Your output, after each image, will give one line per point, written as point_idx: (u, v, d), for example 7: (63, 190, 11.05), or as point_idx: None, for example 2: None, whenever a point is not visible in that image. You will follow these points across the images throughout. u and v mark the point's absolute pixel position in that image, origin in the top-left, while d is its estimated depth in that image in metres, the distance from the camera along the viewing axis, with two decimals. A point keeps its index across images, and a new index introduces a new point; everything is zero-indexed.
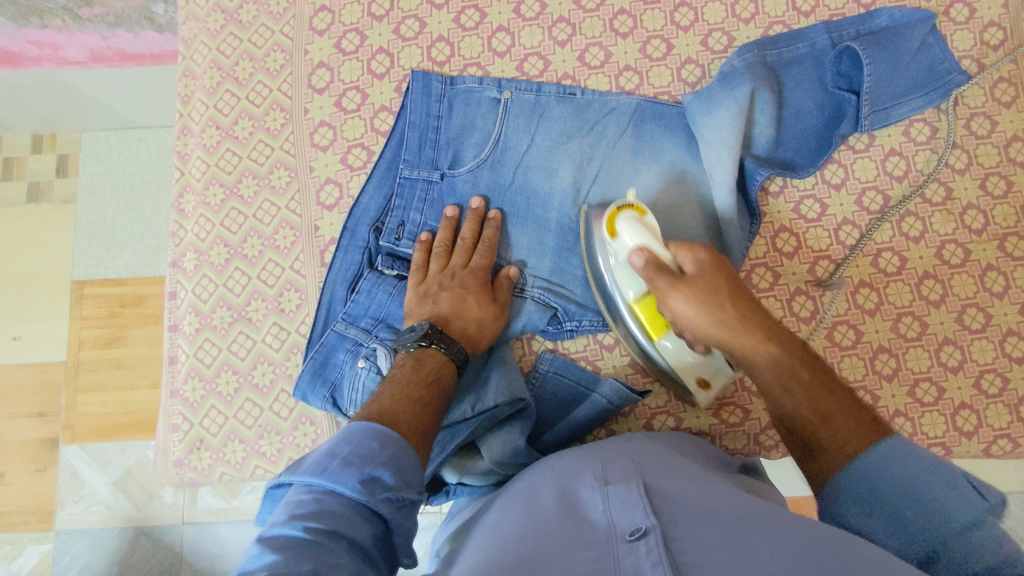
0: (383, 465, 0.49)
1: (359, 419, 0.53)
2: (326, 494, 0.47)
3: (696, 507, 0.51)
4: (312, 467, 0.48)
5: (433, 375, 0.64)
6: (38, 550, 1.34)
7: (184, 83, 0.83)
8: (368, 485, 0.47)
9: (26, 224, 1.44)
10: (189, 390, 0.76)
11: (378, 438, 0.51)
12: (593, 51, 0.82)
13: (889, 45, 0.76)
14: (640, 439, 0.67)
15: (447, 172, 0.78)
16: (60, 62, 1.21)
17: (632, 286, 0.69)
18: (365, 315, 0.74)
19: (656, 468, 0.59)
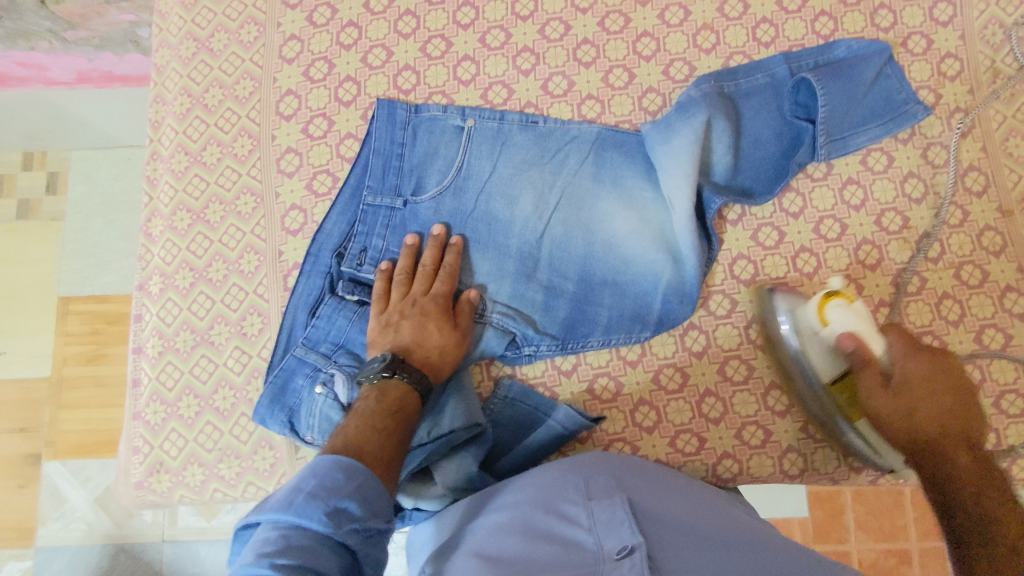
0: (349, 495, 0.50)
1: (325, 453, 0.53)
2: (295, 530, 0.47)
3: (671, 525, 0.58)
4: (277, 504, 0.49)
5: (396, 406, 0.64)
6: (16, 567, 1.33)
7: (156, 109, 0.85)
8: (335, 517, 0.48)
9: (14, 242, 1.45)
10: (151, 413, 0.77)
11: (343, 470, 0.52)
12: (556, 80, 0.83)
13: (844, 77, 0.77)
14: (614, 453, 0.70)
15: (410, 198, 0.79)
16: (47, 82, 1.23)
17: (830, 368, 0.71)
18: (325, 340, 0.75)
19: (631, 482, 0.64)
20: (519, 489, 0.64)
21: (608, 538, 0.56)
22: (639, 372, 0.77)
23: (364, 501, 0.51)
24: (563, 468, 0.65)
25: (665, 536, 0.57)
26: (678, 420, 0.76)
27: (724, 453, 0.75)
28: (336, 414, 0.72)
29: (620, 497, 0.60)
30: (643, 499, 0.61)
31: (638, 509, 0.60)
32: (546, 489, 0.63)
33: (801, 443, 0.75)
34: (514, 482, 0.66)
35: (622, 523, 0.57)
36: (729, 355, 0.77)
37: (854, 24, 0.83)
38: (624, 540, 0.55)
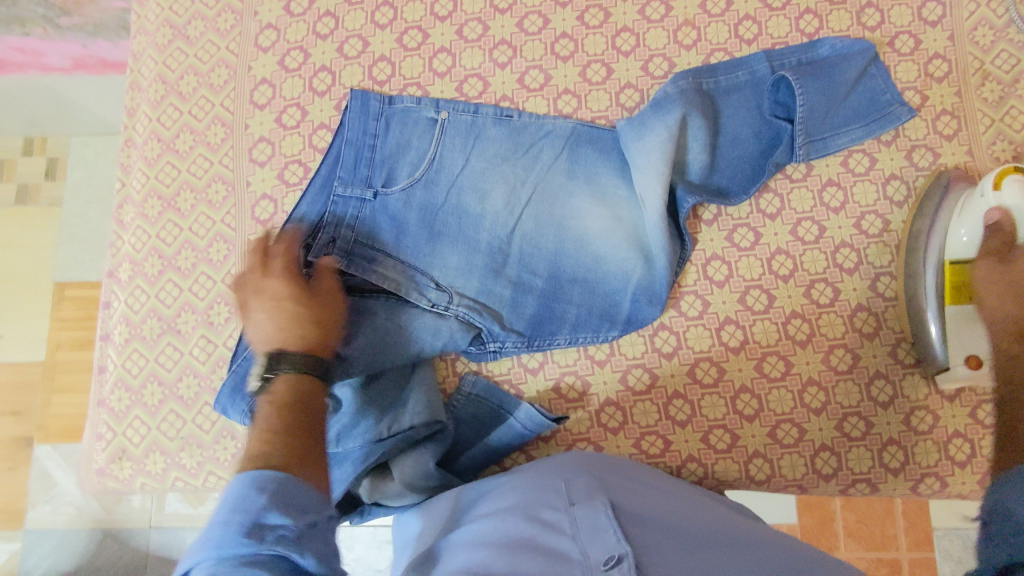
0: (267, 506, 0.46)
1: (244, 470, 0.50)
2: (221, 566, 0.44)
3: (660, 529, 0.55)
4: (198, 549, 0.45)
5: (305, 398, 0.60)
6: (6, 548, 1.34)
7: (132, 95, 0.85)
8: (257, 534, 0.45)
9: (12, 226, 1.46)
10: (115, 399, 0.77)
11: (256, 483, 0.48)
12: (532, 74, 0.82)
13: (823, 76, 0.76)
14: (600, 458, 0.68)
15: (381, 190, 0.77)
16: (42, 69, 1.20)
17: (968, 236, 0.71)
18: None
19: (618, 488, 0.61)
20: (501, 497, 0.62)
21: (592, 545, 0.52)
22: (607, 371, 0.76)
23: (286, 501, 0.48)
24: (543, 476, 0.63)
25: (660, 544, 0.53)
26: (644, 421, 0.75)
27: (689, 456, 0.74)
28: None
29: (603, 502, 0.57)
30: (629, 505, 0.58)
31: (625, 514, 0.56)
32: (527, 496, 0.60)
33: (767, 449, 0.74)
34: (499, 492, 0.64)
35: (607, 530, 0.53)
36: (699, 357, 0.76)
37: (839, 23, 0.81)
38: (609, 547, 0.51)
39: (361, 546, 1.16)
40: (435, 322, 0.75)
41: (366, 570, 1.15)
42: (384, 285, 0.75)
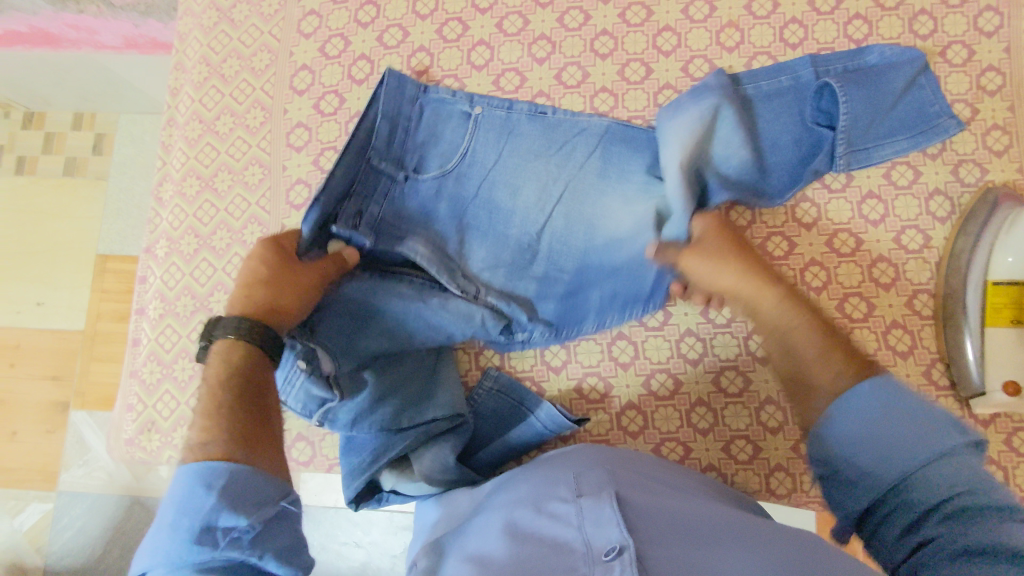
0: (219, 506, 0.48)
1: (189, 460, 0.51)
2: (176, 572, 0.46)
3: (669, 518, 0.54)
4: (153, 551, 0.47)
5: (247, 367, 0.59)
6: (40, 508, 1.39)
7: (176, 76, 0.87)
8: (209, 539, 0.47)
9: (60, 197, 1.50)
10: (147, 372, 0.79)
11: (203, 479, 0.49)
12: (570, 70, 0.82)
13: (868, 84, 0.74)
14: (621, 452, 0.67)
15: (413, 174, 0.77)
16: (96, 46, 1.23)
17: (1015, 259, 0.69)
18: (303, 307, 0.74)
19: (631, 481, 0.60)
20: (514, 489, 0.63)
21: (595, 536, 0.52)
22: (631, 374, 0.76)
23: (239, 498, 0.48)
24: (555, 469, 0.63)
25: (669, 536, 0.52)
26: (664, 427, 0.74)
27: (709, 465, 0.73)
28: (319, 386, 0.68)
29: (609, 493, 0.56)
30: (640, 497, 0.57)
31: (632, 506, 0.56)
32: (538, 488, 0.61)
33: (790, 463, 0.72)
34: (515, 483, 0.65)
35: (610, 521, 0.53)
36: (725, 365, 0.74)
37: (890, 30, 0.79)
38: (610, 539, 0.51)
39: (377, 531, 1.18)
40: (466, 308, 0.75)
41: (381, 554, 1.17)
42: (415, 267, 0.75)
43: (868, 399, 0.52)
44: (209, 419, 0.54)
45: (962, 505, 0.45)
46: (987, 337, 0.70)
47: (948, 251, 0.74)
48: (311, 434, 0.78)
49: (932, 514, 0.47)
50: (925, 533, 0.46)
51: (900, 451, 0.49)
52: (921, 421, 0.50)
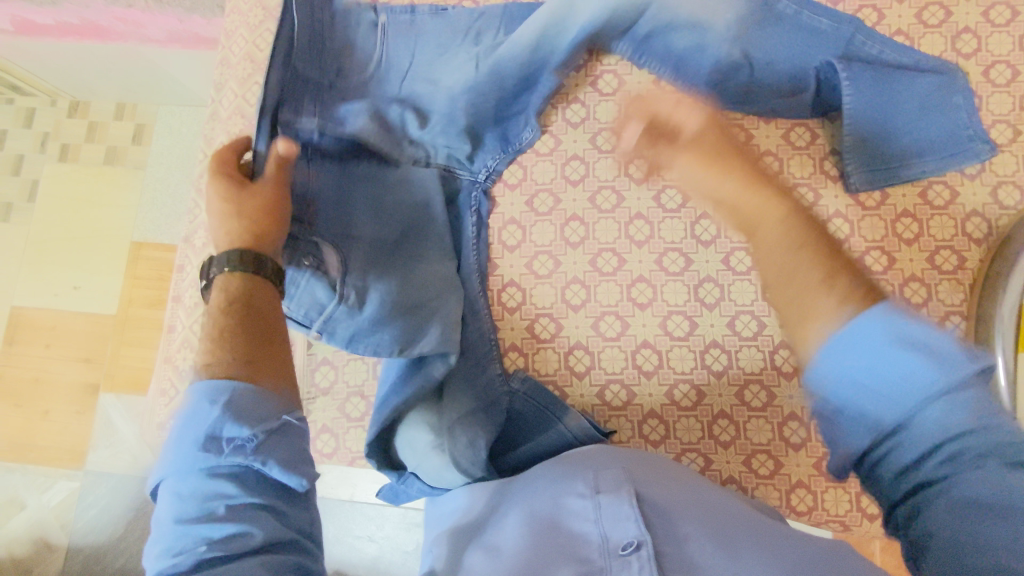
0: (221, 416, 0.49)
1: (197, 379, 0.53)
2: (187, 480, 0.48)
3: (688, 514, 0.55)
4: (165, 464, 0.50)
5: (250, 299, 0.57)
6: (67, 486, 1.42)
7: (220, 72, 0.90)
8: (214, 446, 0.49)
9: (101, 185, 1.55)
10: (181, 358, 0.82)
11: (213, 393, 0.51)
12: (607, 78, 0.83)
13: (885, 87, 0.74)
14: (643, 452, 0.67)
15: (341, 83, 0.77)
16: (143, 39, 1.26)
17: None
18: None
19: (649, 477, 0.60)
20: (533, 484, 0.63)
21: (613, 531, 0.53)
22: (654, 383, 0.75)
23: (241, 409, 0.50)
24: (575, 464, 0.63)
25: (689, 534, 0.52)
26: (686, 438, 0.74)
27: (729, 478, 0.73)
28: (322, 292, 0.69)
29: (627, 490, 0.56)
30: (659, 493, 0.57)
31: (650, 503, 0.56)
32: (557, 480, 0.61)
33: (811, 480, 0.72)
34: (537, 472, 0.66)
35: (628, 518, 0.53)
36: (750, 378, 0.74)
37: (931, 48, 0.78)
38: (628, 536, 0.52)
39: (390, 526, 1.19)
40: (421, 176, 0.81)
41: (394, 549, 1.19)
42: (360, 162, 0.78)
43: (872, 328, 0.47)
44: (213, 347, 0.54)
45: (967, 447, 0.45)
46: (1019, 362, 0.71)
47: (983, 280, 0.73)
48: (336, 427, 0.78)
49: (933, 451, 0.46)
50: (926, 475, 0.46)
51: (901, 393, 0.47)
52: (930, 348, 0.46)
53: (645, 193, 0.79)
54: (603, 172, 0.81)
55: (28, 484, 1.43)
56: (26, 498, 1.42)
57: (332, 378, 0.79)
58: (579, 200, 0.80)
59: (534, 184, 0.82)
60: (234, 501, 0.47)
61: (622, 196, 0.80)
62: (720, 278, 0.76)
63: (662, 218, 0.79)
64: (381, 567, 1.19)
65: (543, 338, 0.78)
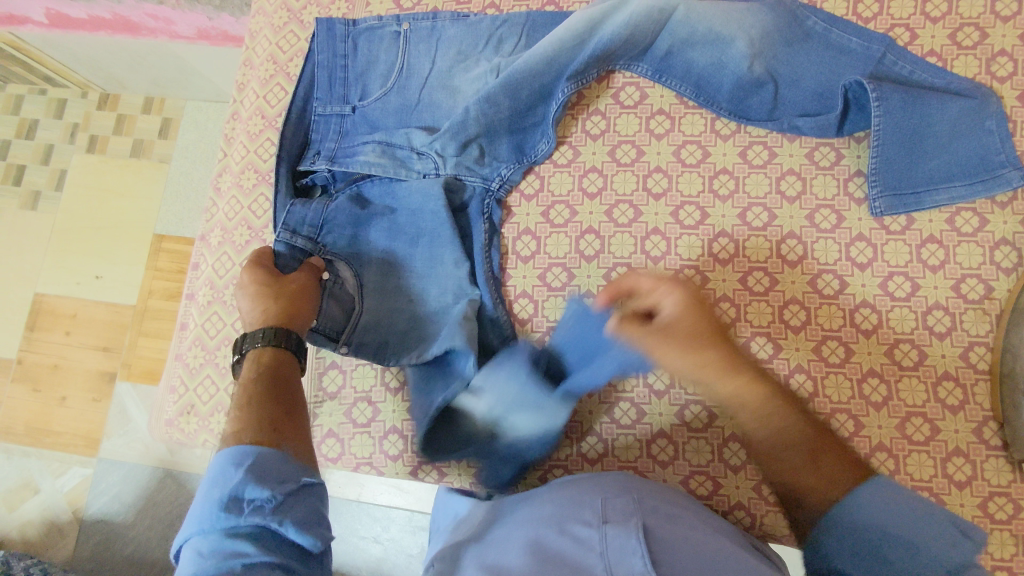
0: (244, 479, 0.51)
1: (224, 447, 0.55)
2: (206, 540, 0.49)
3: (693, 558, 0.54)
4: (188, 525, 0.50)
5: (274, 368, 0.64)
6: (80, 472, 1.44)
7: (244, 72, 0.91)
8: (235, 507, 0.49)
9: (125, 177, 1.57)
10: (191, 356, 0.82)
11: (239, 458, 0.53)
12: (628, 91, 0.82)
13: (916, 110, 0.72)
14: (650, 485, 0.66)
15: (358, 104, 0.82)
16: (171, 35, 1.27)
17: None
18: (305, 223, 0.78)
19: (656, 510, 0.60)
20: (537, 507, 0.63)
21: (618, 566, 0.53)
22: (664, 403, 0.74)
23: (263, 474, 0.52)
24: (582, 491, 0.62)
25: None
26: (695, 460, 0.72)
27: (737, 503, 0.71)
28: (343, 304, 0.77)
29: (635, 523, 0.56)
30: (664, 530, 0.57)
31: (656, 539, 0.56)
32: (563, 507, 0.60)
33: None
34: (538, 499, 0.64)
35: (634, 553, 0.53)
36: None
37: (965, 69, 0.76)
38: (633, 572, 0.51)
39: (396, 528, 1.18)
40: (422, 186, 0.80)
41: (398, 552, 1.18)
42: (372, 169, 0.80)
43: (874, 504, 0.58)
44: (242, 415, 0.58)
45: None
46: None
47: (1011, 310, 0.70)
48: (342, 431, 0.78)
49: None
50: None
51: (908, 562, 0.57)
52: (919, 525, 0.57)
53: (663, 208, 0.78)
54: (621, 185, 0.79)
55: (43, 469, 1.45)
56: (39, 482, 1.44)
57: (340, 383, 0.79)
58: (595, 213, 0.79)
59: (551, 194, 0.81)
60: (250, 560, 0.47)
61: (638, 211, 0.78)
62: (736, 297, 0.75)
63: (679, 234, 0.77)
64: (384, 569, 1.18)
65: None
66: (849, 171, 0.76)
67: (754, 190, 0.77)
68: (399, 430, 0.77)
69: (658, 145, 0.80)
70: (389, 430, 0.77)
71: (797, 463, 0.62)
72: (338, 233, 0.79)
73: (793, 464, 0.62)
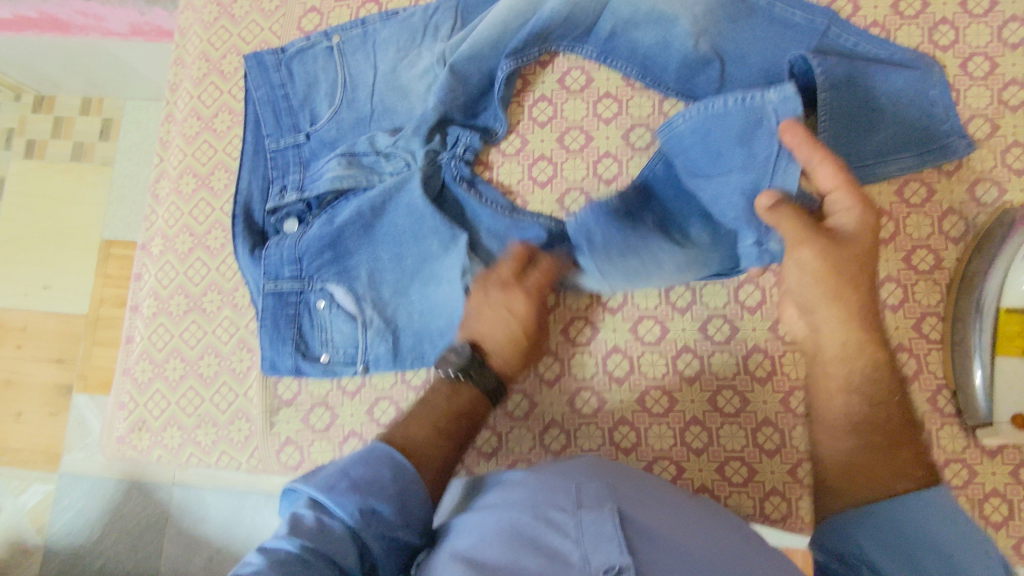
0: (383, 492, 0.54)
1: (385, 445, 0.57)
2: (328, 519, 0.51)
3: (668, 545, 0.53)
4: (323, 482, 0.53)
5: (464, 407, 0.66)
6: (42, 488, 1.39)
7: (176, 71, 0.87)
8: (366, 519, 0.52)
9: (68, 182, 1.50)
10: (139, 371, 0.79)
11: (393, 468, 0.55)
12: (574, 75, 0.80)
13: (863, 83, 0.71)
14: (623, 466, 0.65)
15: (311, 131, 0.79)
16: (103, 33, 1.21)
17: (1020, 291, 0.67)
18: (283, 265, 0.75)
19: (631, 495, 0.59)
20: (512, 486, 0.61)
21: (594, 553, 0.51)
22: (625, 390, 0.73)
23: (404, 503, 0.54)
24: (557, 474, 0.61)
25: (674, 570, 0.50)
26: (658, 445, 0.72)
27: (702, 486, 0.71)
28: (346, 325, 0.75)
29: (611, 509, 0.55)
30: (640, 516, 0.56)
31: (633, 524, 0.54)
32: (536, 490, 0.58)
33: (786, 487, 0.70)
34: (506, 480, 0.62)
35: (611, 541, 0.51)
36: (722, 384, 0.72)
37: (908, 39, 0.76)
38: (609, 559, 0.50)
39: None
40: (397, 184, 0.76)
41: None
42: (343, 183, 0.76)
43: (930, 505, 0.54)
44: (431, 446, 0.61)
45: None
46: (995, 366, 0.67)
47: (957, 282, 0.71)
48: (300, 438, 0.75)
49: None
50: None
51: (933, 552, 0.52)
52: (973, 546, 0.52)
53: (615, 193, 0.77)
54: (572, 172, 0.78)
55: (3, 488, 1.40)
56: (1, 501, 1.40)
57: (295, 389, 0.76)
58: (547, 202, 0.78)
59: (501, 185, 0.79)
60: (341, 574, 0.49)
61: (590, 197, 0.77)
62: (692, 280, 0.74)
63: None
64: None
65: None
66: None
67: None
68: (360, 433, 0.74)
69: (606, 129, 0.79)
70: (349, 435, 0.75)
71: (873, 463, 0.58)
72: (319, 262, 0.75)
73: (877, 463, 0.57)
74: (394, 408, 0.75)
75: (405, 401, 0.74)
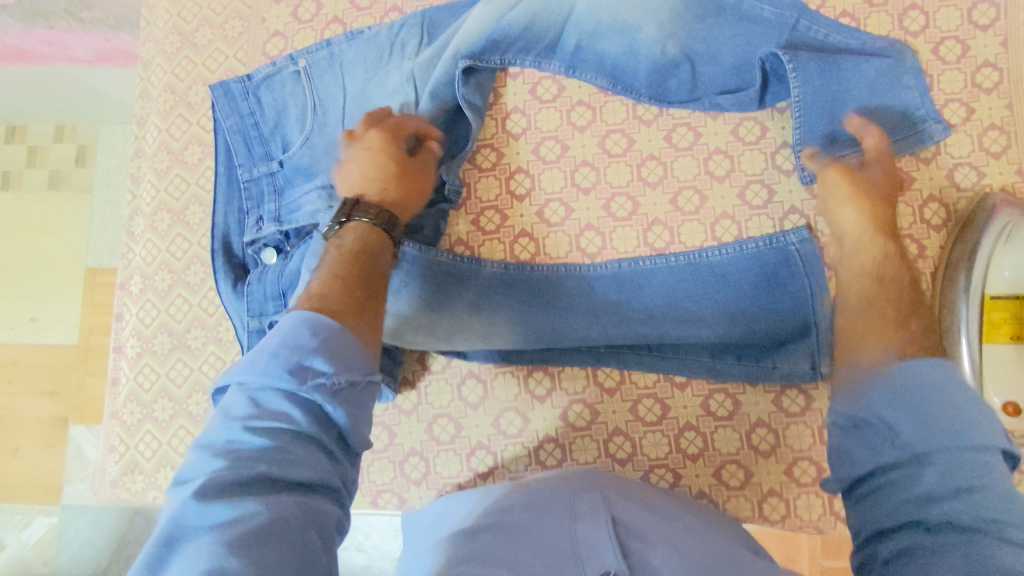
0: (319, 347, 0.45)
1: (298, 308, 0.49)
2: (259, 400, 0.43)
3: (663, 549, 0.52)
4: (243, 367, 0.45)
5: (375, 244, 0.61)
6: (44, 522, 1.39)
7: (142, 105, 0.85)
8: (300, 374, 0.44)
9: (47, 211, 1.48)
10: (127, 413, 0.78)
11: (312, 327, 0.46)
12: (545, 85, 0.79)
13: (831, 74, 0.72)
14: (620, 478, 0.65)
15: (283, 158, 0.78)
16: (70, 60, 1.18)
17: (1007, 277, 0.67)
18: (265, 303, 0.73)
19: (622, 504, 0.59)
20: (509, 503, 0.61)
21: (589, 558, 0.50)
22: (616, 400, 0.73)
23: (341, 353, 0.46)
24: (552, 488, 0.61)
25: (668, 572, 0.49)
26: (653, 453, 0.72)
27: (699, 491, 0.71)
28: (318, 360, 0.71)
29: (604, 515, 0.55)
30: (634, 521, 0.56)
31: (627, 531, 0.54)
32: (530, 505, 0.59)
33: (783, 487, 0.70)
34: (502, 499, 0.63)
35: (604, 545, 0.51)
36: (713, 388, 0.72)
37: (878, 27, 0.75)
38: (604, 563, 0.49)
39: (377, 535, 1.17)
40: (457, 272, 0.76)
41: (383, 557, 1.16)
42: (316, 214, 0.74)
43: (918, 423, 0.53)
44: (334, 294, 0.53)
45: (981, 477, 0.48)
46: (982, 353, 0.68)
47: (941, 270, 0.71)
48: None
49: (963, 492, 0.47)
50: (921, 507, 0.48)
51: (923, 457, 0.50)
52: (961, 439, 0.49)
53: (594, 202, 0.76)
54: (549, 184, 0.78)
55: (6, 524, 1.40)
56: (5, 537, 1.39)
57: None
58: (526, 215, 0.77)
59: (478, 201, 0.78)
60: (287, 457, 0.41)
61: (569, 207, 0.77)
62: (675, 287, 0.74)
63: (613, 227, 0.76)
64: None
65: (501, 362, 0.75)
66: (776, 143, 0.74)
67: (683, 173, 0.75)
68: None
69: (581, 138, 0.78)
70: None
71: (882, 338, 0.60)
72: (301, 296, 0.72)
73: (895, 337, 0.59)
74: (387, 433, 0.76)
75: (396, 425, 0.76)
